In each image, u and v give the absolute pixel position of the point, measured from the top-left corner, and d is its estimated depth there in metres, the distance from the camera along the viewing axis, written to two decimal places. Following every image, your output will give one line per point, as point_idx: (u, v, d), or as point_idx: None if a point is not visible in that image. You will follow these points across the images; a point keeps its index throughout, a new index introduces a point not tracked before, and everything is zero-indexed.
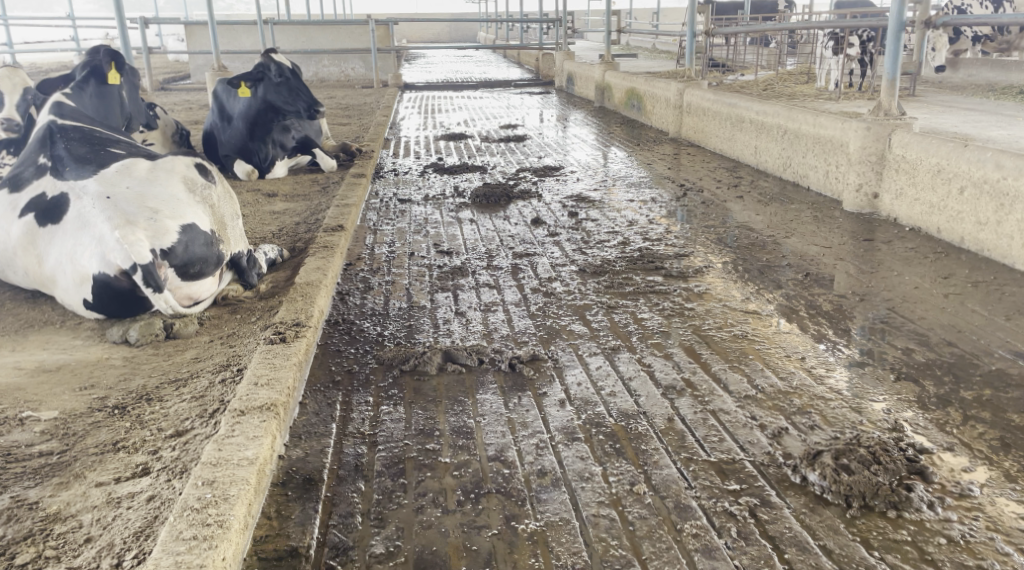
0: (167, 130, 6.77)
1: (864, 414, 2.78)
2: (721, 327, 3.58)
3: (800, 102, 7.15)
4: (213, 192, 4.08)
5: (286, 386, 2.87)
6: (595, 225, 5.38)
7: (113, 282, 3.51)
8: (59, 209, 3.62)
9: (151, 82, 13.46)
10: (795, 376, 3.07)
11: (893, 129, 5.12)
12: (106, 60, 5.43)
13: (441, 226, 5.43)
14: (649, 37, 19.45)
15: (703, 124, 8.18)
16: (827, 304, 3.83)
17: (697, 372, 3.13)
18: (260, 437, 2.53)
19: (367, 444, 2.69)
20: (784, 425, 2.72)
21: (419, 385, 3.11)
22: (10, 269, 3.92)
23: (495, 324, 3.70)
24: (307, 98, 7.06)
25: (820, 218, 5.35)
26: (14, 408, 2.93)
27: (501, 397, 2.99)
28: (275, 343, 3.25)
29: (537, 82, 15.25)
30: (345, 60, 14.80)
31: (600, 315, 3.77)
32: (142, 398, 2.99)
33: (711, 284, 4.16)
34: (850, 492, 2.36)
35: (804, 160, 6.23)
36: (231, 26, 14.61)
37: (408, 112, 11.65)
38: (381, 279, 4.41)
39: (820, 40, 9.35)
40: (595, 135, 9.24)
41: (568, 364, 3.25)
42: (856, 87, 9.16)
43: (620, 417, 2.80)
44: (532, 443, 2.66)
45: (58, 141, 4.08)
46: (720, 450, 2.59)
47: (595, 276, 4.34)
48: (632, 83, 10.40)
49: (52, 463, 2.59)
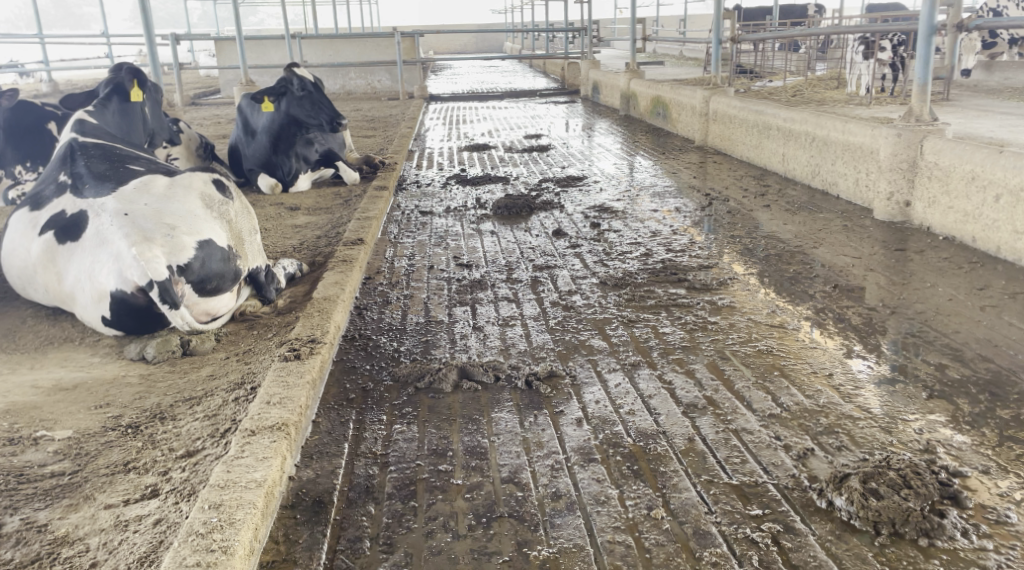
0: (191, 145, 6.83)
1: (895, 434, 2.67)
2: (745, 342, 3.48)
3: (829, 109, 7.01)
4: (230, 208, 4.07)
5: (298, 405, 2.83)
6: (618, 236, 5.30)
7: (130, 299, 3.50)
8: (77, 227, 3.63)
9: (181, 96, 13.63)
10: (822, 395, 2.96)
11: (925, 135, 4.98)
12: (128, 78, 5.49)
13: (461, 239, 5.38)
14: (676, 46, 19.35)
15: (730, 132, 8.06)
16: (857, 318, 3.71)
17: (720, 390, 3.03)
18: (270, 459, 2.49)
19: (379, 465, 2.64)
20: (810, 446, 2.61)
21: (433, 403, 3.05)
22: (30, 286, 3.93)
23: (512, 339, 3.64)
24: (330, 111, 7.04)
25: (850, 227, 5.22)
26: (28, 427, 2.91)
27: (516, 415, 2.92)
28: (289, 360, 3.22)
29: (563, 92, 15.21)
30: (371, 73, 14.89)
31: (620, 330, 3.69)
32: (155, 417, 2.97)
33: (736, 297, 4.06)
34: (879, 518, 2.25)
35: (833, 168, 6.10)
36: (260, 41, 14.75)
37: (433, 123, 11.66)
38: (400, 293, 4.37)
39: (850, 45, 9.19)
40: (620, 145, 9.16)
41: (586, 381, 3.17)
42: (888, 92, 8.99)
43: (639, 437, 2.72)
44: (547, 464, 2.59)
45: (78, 158, 4.10)
46: (742, 472, 2.49)
47: (616, 288, 4.26)
48: (658, 91, 10.31)
49: (63, 484, 2.57)
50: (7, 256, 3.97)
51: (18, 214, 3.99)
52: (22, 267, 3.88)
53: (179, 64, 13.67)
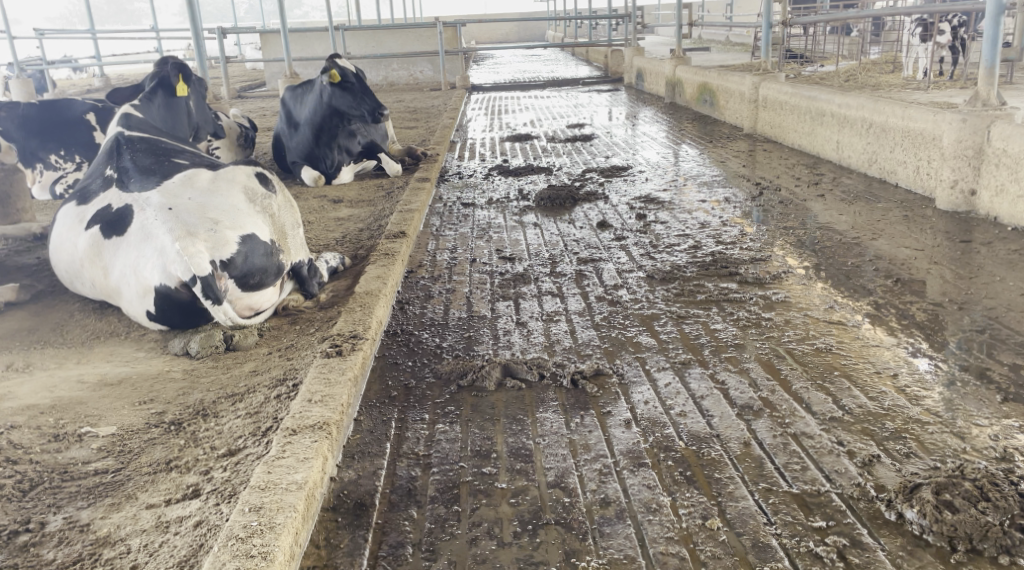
0: (231, 136, 6.98)
1: (968, 440, 2.53)
2: (803, 340, 3.33)
3: (885, 94, 6.77)
4: (273, 201, 4.03)
5: (340, 404, 2.77)
6: (665, 228, 5.16)
7: (174, 294, 3.48)
8: (122, 221, 3.61)
9: (227, 90, 13.73)
10: (887, 397, 2.81)
11: (992, 120, 4.76)
12: (174, 72, 5.47)
13: (504, 231, 5.29)
14: (723, 31, 18.99)
15: (781, 118, 7.84)
16: (921, 314, 3.54)
17: (777, 391, 2.90)
18: (311, 460, 2.43)
19: (421, 467, 2.57)
20: (876, 453, 2.48)
21: (477, 402, 2.97)
22: (78, 280, 3.94)
23: (557, 335, 3.54)
24: (373, 103, 6.91)
25: (910, 217, 5.02)
26: (74, 424, 2.90)
27: (562, 415, 2.83)
28: (331, 356, 3.17)
29: (606, 80, 15.01)
30: (413, 63, 14.88)
31: (669, 326, 3.57)
32: (198, 414, 2.94)
33: (791, 292, 3.91)
34: (954, 534, 2.12)
35: (891, 155, 5.87)
36: (304, 34, 14.81)
37: (476, 113, 11.58)
38: (442, 287, 4.29)
39: (906, 27, 8.90)
40: (666, 133, 8.98)
41: (634, 381, 3.06)
42: (947, 75, 8.66)
43: (691, 441, 2.62)
44: (595, 468, 2.49)
45: (124, 152, 4.10)
46: (803, 480, 2.37)
47: (664, 283, 4.13)
48: (705, 78, 10.09)
49: (106, 483, 2.55)
50: (55, 251, 3.98)
51: (66, 208, 4.00)
52: (69, 262, 3.89)
53: (223, 57, 13.75)
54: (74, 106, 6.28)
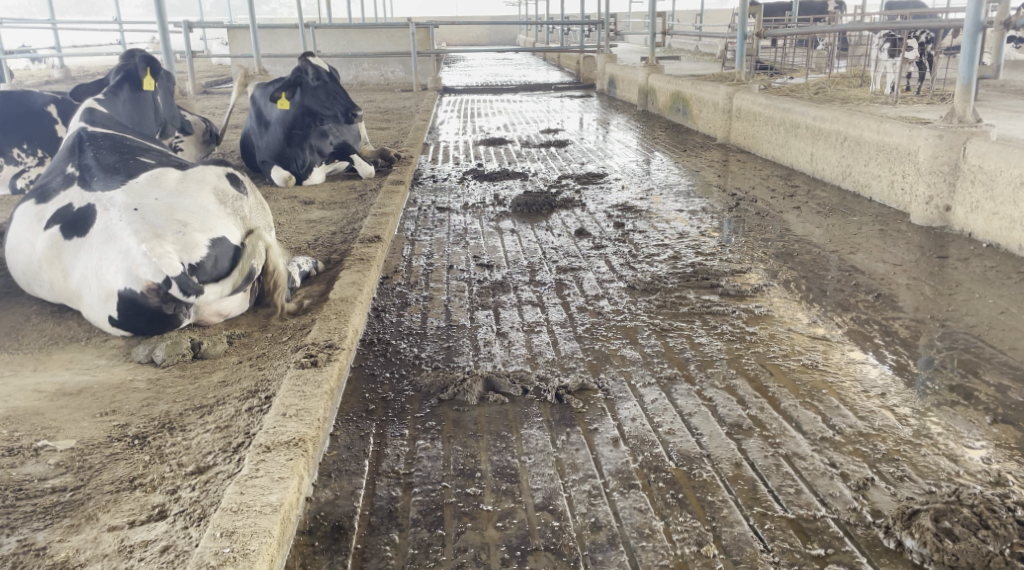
0: (197, 132, 6.82)
1: (961, 463, 2.48)
2: (788, 356, 3.27)
3: (857, 107, 6.80)
4: (245, 203, 3.88)
5: (316, 419, 2.66)
6: (644, 238, 5.09)
7: (140, 299, 3.33)
8: (85, 222, 3.45)
9: (193, 84, 13.41)
10: (877, 417, 2.76)
11: (968, 137, 4.77)
12: (142, 65, 5.27)
13: (481, 237, 5.19)
14: (693, 41, 19.11)
15: (754, 129, 7.84)
16: (904, 331, 3.50)
17: (766, 408, 2.84)
18: (285, 480, 2.31)
19: (402, 487, 2.46)
20: (870, 475, 2.43)
21: (459, 417, 2.87)
22: (35, 282, 3.75)
23: (539, 347, 3.46)
24: (345, 102, 6.82)
25: (887, 231, 5.01)
26: (30, 436, 2.75)
27: (548, 432, 2.74)
28: (305, 368, 3.04)
29: (577, 86, 14.96)
30: (385, 63, 14.72)
31: (653, 339, 3.50)
32: (164, 427, 2.79)
33: (773, 306, 3.86)
34: (955, 563, 2.09)
35: (865, 169, 5.88)
36: (273, 30, 14.57)
37: (448, 116, 11.47)
38: (419, 294, 4.19)
39: (875, 42, 8.95)
40: (639, 141, 8.94)
41: (620, 397, 2.98)
42: (915, 90, 8.75)
43: (682, 460, 2.55)
44: (584, 490, 2.41)
45: (87, 150, 3.92)
46: (798, 504, 2.32)
47: (645, 294, 4.07)
48: (678, 87, 10.08)
49: (64, 502, 2.40)
50: (11, 251, 3.79)
51: (24, 206, 3.81)
52: (26, 263, 3.70)
53: (189, 50, 13.37)
54: (33, 98, 6.07)
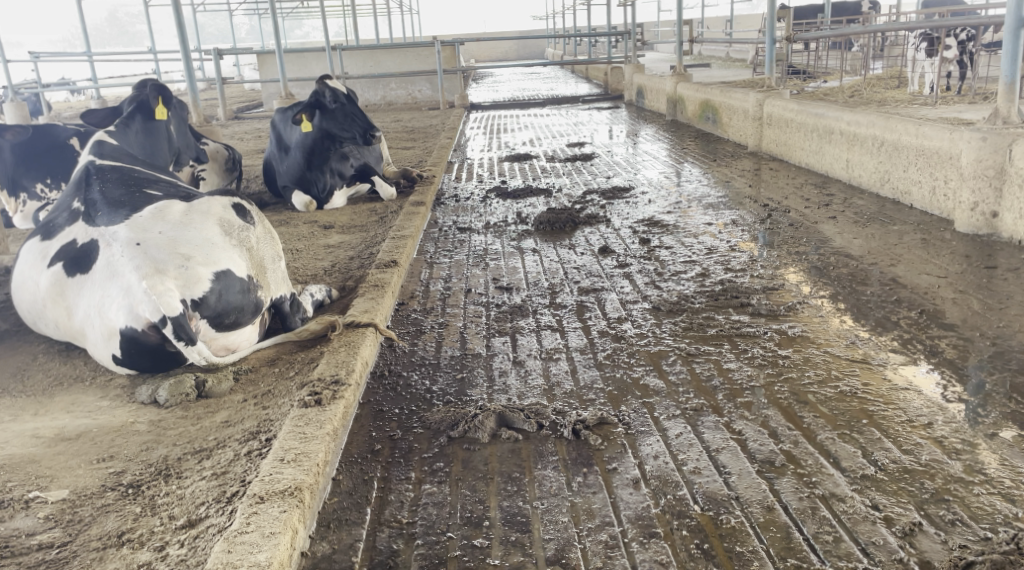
0: (218, 159, 6.75)
1: (1020, 504, 2.25)
2: (825, 382, 3.04)
3: (893, 110, 6.52)
4: (252, 233, 3.74)
5: (315, 464, 2.50)
6: (670, 254, 4.88)
7: (141, 337, 3.22)
8: (87, 258, 3.35)
9: (223, 108, 13.46)
10: (924, 450, 2.53)
11: (1014, 138, 4.49)
12: (153, 95, 5.20)
13: (501, 259, 5.02)
14: (725, 48, 18.81)
15: (787, 136, 7.57)
16: (951, 351, 3.25)
17: (801, 443, 2.62)
18: (276, 536, 2.18)
19: (404, 539, 2.31)
20: (917, 520, 2.22)
21: (468, 457, 2.69)
22: (41, 321, 3.66)
23: (557, 376, 3.27)
24: (365, 123, 6.64)
25: (929, 241, 4.73)
26: (23, 487, 2.62)
27: (563, 474, 2.55)
28: (308, 407, 2.89)
29: (605, 97, 14.76)
30: (412, 83, 14.66)
31: (678, 366, 3.29)
32: (160, 474, 2.66)
33: (808, 326, 3.63)
34: None
35: (905, 175, 5.60)
36: (301, 54, 14.60)
37: (474, 132, 11.36)
38: (435, 321, 4.03)
39: (912, 42, 8.64)
40: (668, 151, 8.73)
41: (642, 431, 2.77)
42: (955, 90, 8.42)
43: (707, 503, 2.35)
44: (600, 541, 2.24)
45: (93, 183, 3.83)
46: (837, 555, 2.12)
47: (671, 315, 3.86)
48: (707, 95, 9.85)
49: (49, 560, 2.27)
50: (17, 289, 3.71)
51: (30, 243, 3.72)
52: (31, 301, 3.61)
53: (218, 76, 13.43)
54: (57, 132, 6.04)
